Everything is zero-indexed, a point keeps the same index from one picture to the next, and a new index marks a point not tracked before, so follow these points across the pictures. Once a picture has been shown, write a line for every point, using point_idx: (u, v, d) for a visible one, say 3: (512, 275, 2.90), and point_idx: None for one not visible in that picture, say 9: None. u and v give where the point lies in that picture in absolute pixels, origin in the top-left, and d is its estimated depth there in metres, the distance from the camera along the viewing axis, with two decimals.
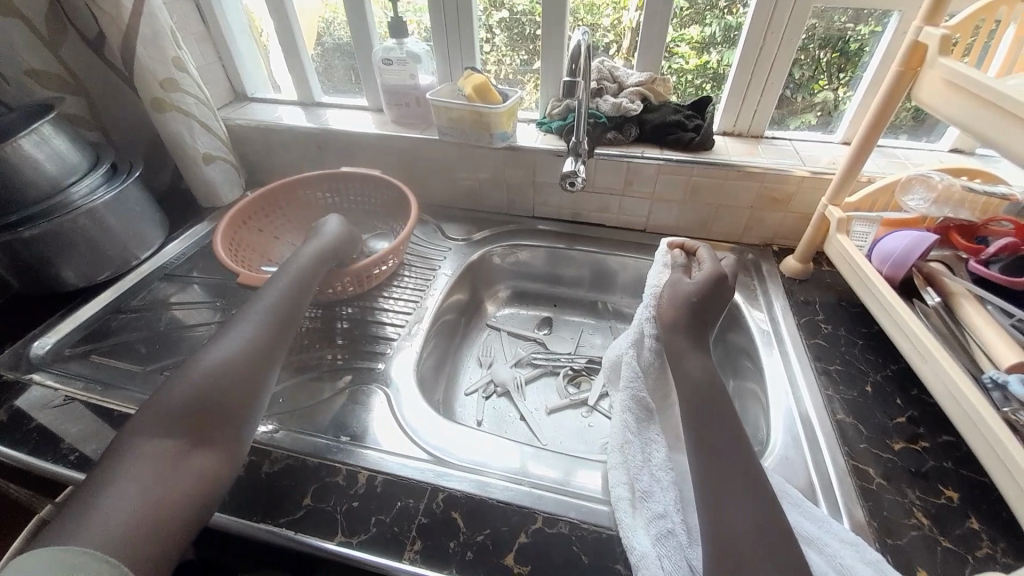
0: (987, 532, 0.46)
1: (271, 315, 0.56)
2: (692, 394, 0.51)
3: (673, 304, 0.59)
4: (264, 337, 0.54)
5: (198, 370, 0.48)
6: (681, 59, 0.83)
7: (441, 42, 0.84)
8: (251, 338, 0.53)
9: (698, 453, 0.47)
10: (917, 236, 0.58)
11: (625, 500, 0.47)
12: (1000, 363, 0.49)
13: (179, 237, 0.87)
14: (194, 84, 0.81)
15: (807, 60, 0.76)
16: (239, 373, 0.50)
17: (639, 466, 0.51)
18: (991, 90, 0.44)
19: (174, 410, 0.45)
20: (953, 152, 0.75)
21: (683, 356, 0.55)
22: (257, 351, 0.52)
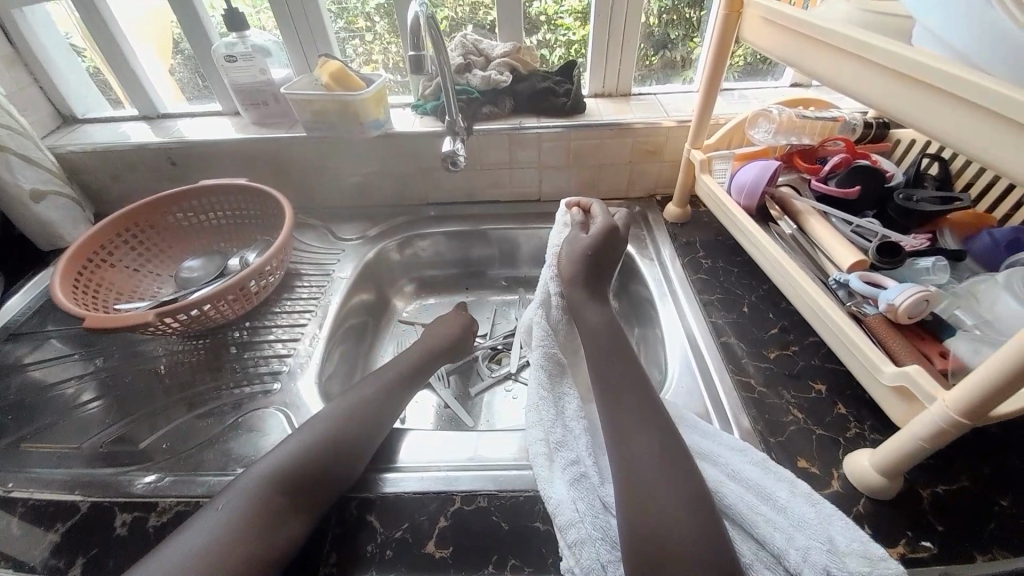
0: (853, 414, 0.52)
1: (392, 380, 0.57)
2: (592, 345, 0.54)
3: (575, 258, 0.61)
4: (387, 403, 0.54)
5: (338, 419, 0.49)
6: (568, 32, 0.82)
7: (293, 33, 0.78)
8: (374, 400, 0.53)
9: (602, 397, 0.49)
10: (765, 164, 0.63)
11: (541, 455, 0.48)
12: (841, 265, 0.55)
13: (20, 289, 0.75)
14: (0, 111, 0.70)
15: (681, 19, 0.80)
16: (367, 434, 0.49)
17: (551, 419, 0.51)
18: (802, 23, 0.48)
19: (297, 463, 0.44)
20: (793, 87, 0.83)
21: (583, 310, 0.57)
22: (384, 418, 0.52)
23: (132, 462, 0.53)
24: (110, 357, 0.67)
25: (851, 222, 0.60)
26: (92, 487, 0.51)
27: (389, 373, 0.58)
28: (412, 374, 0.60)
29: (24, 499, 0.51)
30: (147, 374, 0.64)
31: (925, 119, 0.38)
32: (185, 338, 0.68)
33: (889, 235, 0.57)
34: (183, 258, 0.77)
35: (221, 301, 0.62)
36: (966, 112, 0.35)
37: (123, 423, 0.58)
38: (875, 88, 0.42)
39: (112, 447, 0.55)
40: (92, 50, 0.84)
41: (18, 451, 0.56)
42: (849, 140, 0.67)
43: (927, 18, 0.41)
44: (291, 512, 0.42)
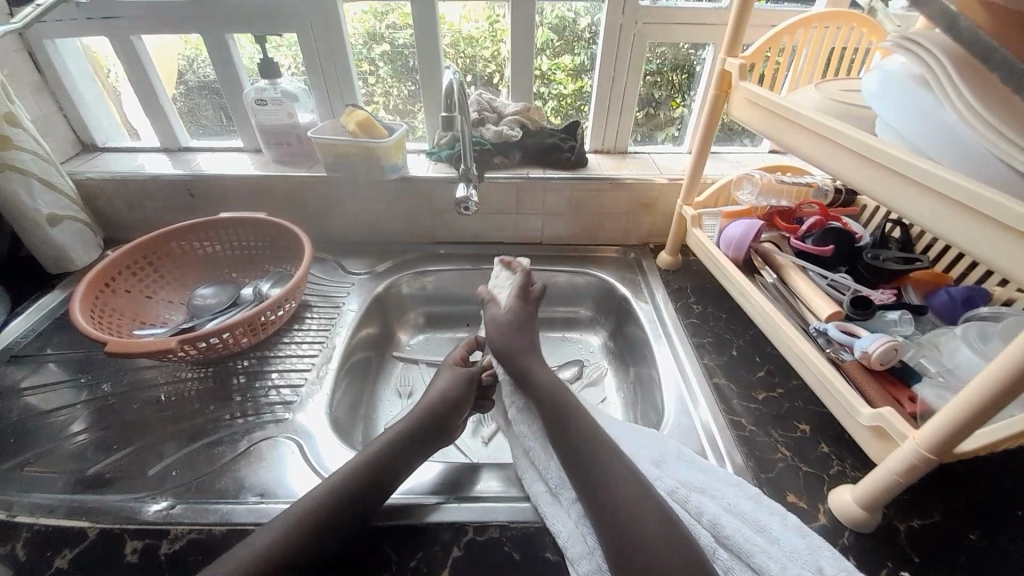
0: (835, 452, 0.57)
1: (417, 424, 0.57)
2: (543, 404, 0.56)
3: (499, 329, 0.65)
4: (408, 447, 0.54)
5: (350, 468, 0.49)
6: (559, 85, 0.89)
7: (320, 82, 0.85)
8: (390, 445, 0.53)
9: (566, 446, 0.51)
10: (751, 222, 0.71)
11: (545, 494, 0.50)
12: (819, 315, 0.61)
13: (24, 311, 0.75)
14: (31, 139, 0.72)
15: (664, 82, 0.88)
16: (380, 481, 0.49)
17: (545, 461, 0.53)
18: (770, 102, 0.58)
19: (279, 547, 0.42)
20: (771, 153, 0.93)
21: (527, 367, 0.60)
22: (403, 464, 0.52)
23: (142, 490, 0.53)
24: (115, 383, 0.67)
25: (826, 276, 0.66)
26: (100, 514, 0.50)
27: (413, 415, 0.58)
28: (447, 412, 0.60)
29: (29, 524, 0.50)
30: (153, 401, 0.64)
31: (870, 187, 0.47)
32: (192, 366, 0.69)
33: (860, 290, 0.64)
34: (192, 287, 0.79)
35: (238, 331, 0.63)
36: (910, 188, 0.43)
37: (130, 449, 0.58)
38: (841, 164, 0.50)
39: (118, 473, 0.55)
40: (110, 61, 0.86)
41: (17, 477, 0.55)
42: (822, 205, 0.75)
43: (885, 112, 0.50)
44: None
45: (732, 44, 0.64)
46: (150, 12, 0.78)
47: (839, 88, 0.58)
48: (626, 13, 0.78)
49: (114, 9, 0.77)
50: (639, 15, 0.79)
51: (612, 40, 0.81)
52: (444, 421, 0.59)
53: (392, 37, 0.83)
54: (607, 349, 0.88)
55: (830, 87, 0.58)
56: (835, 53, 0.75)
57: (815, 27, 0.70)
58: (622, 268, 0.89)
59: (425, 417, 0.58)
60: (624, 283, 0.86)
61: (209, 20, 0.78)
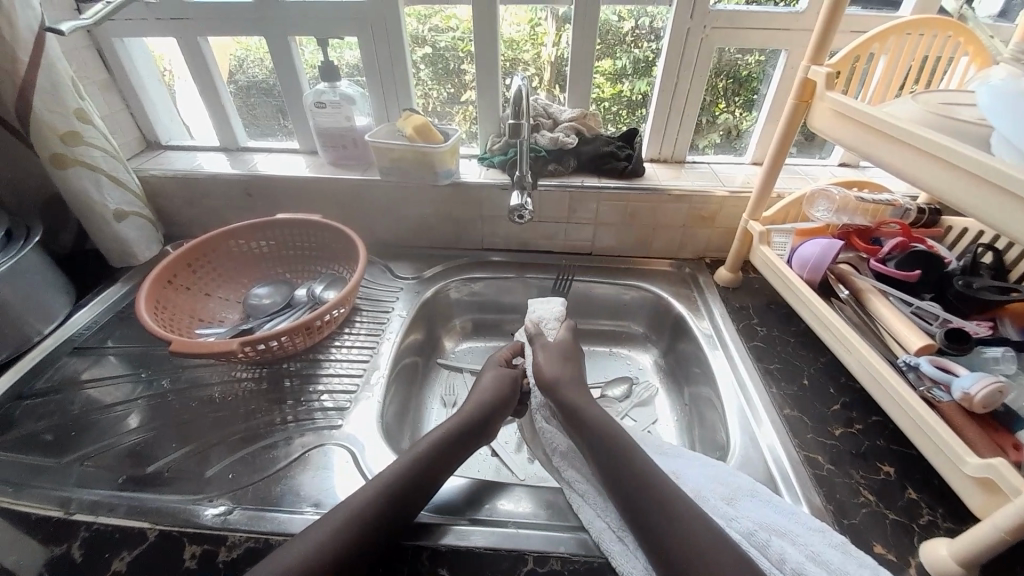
0: (924, 500, 0.52)
1: (450, 432, 0.56)
2: (591, 442, 0.56)
3: (552, 375, 0.66)
4: (444, 454, 0.53)
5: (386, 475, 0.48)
6: (596, 89, 0.87)
7: (376, 85, 0.85)
8: (424, 450, 0.52)
9: (614, 482, 0.51)
10: (827, 242, 0.66)
11: (608, 531, 0.49)
12: (908, 347, 0.57)
13: (88, 303, 0.77)
14: (101, 137, 0.74)
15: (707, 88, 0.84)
16: (414, 492, 0.49)
17: (600, 506, 0.51)
18: (858, 113, 0.54)
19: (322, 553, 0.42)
20: (841, 167, 0.87)
21: (575, 405, 0.61)
22: (436, 472, 0.52)
23: (200, 493, 0.53)
24: (173, 380, 0.68)
25: (910, 303, 0.61)
26: (159, 515, 0.51)
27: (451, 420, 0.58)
28: (488, 415, 0.61)
29: (88, 523, 0.50)
30: (209, 399, 0.65)
31: (978, 208, 0.43)
32: (246, 366, 0.70)
33: (950, 319, 0.59)
34: (249, 286, 0.79)
35: (294, 334, 0.63)
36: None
37: (187, 449, 0.58)
38: (956, 188, 0.45)
39: (176, 473, 0.56)
40: (168, 59, 0.89)
41: (79, 472, 0.56)
42: (904, 225, 0.70)
43: (1002, 124, 0.45)
44: None
45: (818, 51, 0.60)
46: (215, 13, 0.79)
47: (941, 101, 0.53)
48: (695, 17, 0.75)
49: (183, 11, 0.79)
50: (708, 19, 0.75)
51: (677, 45, 0.78)
52: (481, 422, 0.60)
53: (433, 39, 0.83)
54: (658, 367, 0.85)
55: (930, 99, 0.54)
56: (927, 62, 0.69)
57: (908, 34, 0.65)
58: (676, 284, 0.86)
59: (464, 424, 0.58)
60: (679, 299, 0.83)
61: (272, 21, 0.79)
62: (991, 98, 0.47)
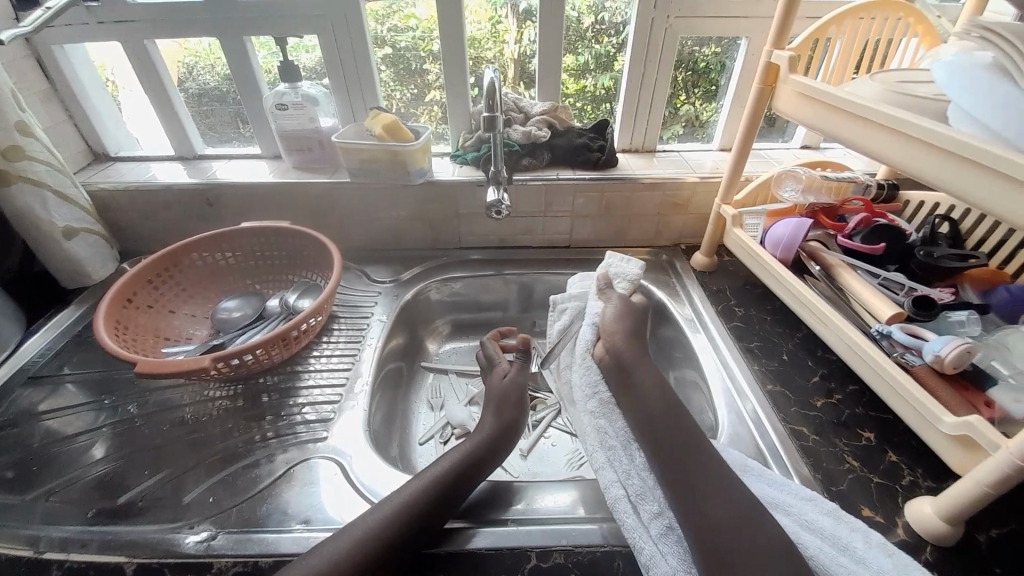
0: (904, 461, 0.54)
1: (473, 454, 0.54)
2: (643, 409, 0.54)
3: (617, 331, 0.64)
4: (468, 473, 0.51)
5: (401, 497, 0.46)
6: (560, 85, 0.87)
7: (340, 85, 0.82)
8: (448, 473, 0.50)
9: (658, 449, 0.50)
10: (797, 222, 0.68)
11: (624, 500, 0.49)
12: (880, 316, 0.59)
13: (40, 329, 0.72)
14: (44, 149, 0.69)
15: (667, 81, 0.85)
16: (437, 513, 0.47)
17: (626, 468, 0.51)
18: (821, 93, 0.56)
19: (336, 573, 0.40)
20: (803, 148, 0.90)
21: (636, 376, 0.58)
22: (461, 492, 0.50)
23: (180, 519, 0.50)
24: (141, 403, 0.64)
25: (877, 275, 0.64)
26: (137, 547, 0.48)
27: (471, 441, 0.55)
28: (508, 435, 0.59)
29: (60, 560, 0.47)
30: (182, 421, 0.61)
31: (940, 177, 0.45)
32: (220, 383, 0.66)
33: (915, 288, 0.62)
34: (217, 300, 0.76)
35: (269, 346, 0.60)
36: (984, 175, 0.40)
37: (163, 475, 0.55)
38: (920, 161, 0.46)
39: (152, 501, 0.52)
40: (116, 69, 0.84)
41: (45, 508, 0.52)
42: (866, 201, 0.73)
43: (961, 97, 0.47)
44: None
45: (779, 36, 0.61)
46: (162, 14, 0.75)
47: (897, 79, 0.55)
48: (658, 6, 0.76)
49: (128, 13, 0.74)
50: (672, 8, 0.76)
51: (644, 31, 0.78)
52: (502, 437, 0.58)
53: (393, 38, 0.81)
54: None
55: (888, 78, 0.56)
56: (879, 45, 0.72)
57: (862, 18, 0.67)
58: (655, 271, 0.87)
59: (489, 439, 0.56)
60: (659, 285, 0.84)
61: (226, 22, 0.75)
62: (946, 73, 0.49)
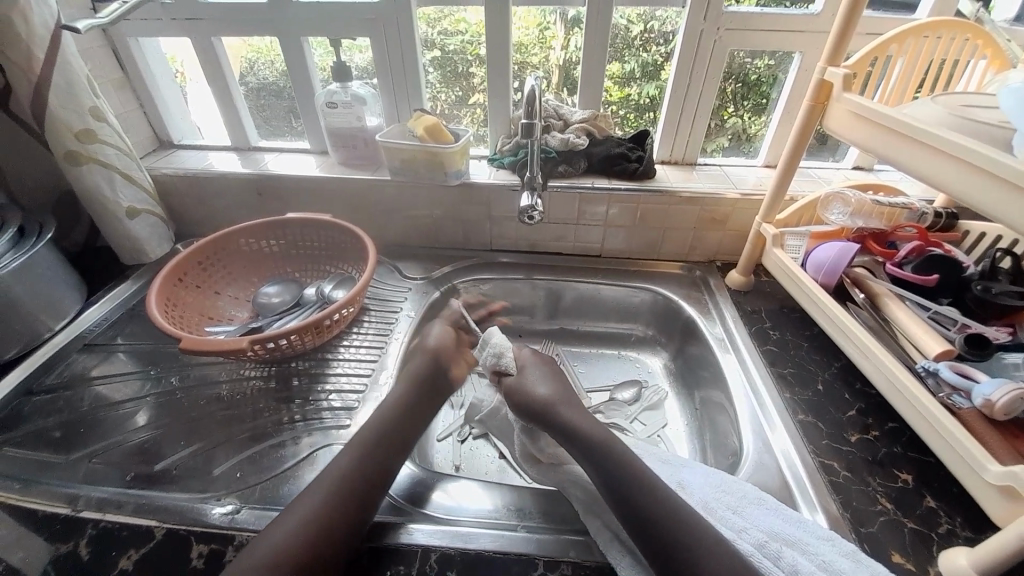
0: (943, 509, 0.51)
1: (396, 428, 0.56)
2: (588, 449, 0.55)
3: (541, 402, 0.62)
4: (405, 416, 0.58)
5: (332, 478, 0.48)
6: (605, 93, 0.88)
7: (387, 85, 0.85)
8: (378, 444, 0.53)
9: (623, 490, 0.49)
10: (843, 245, 0.65)
11: (614, 540, 0.48)
12: (928, 353, 0.56)
13: (99, 300, 0.78)
14: (114, 134, 0.75)
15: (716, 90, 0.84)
16: (369, 496, 0.48)
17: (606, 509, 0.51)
18: (874, 113, 0.53)
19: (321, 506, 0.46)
20: (856, 169, 0.86)
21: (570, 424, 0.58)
22: (396, 461, 0.53)
23: (208, 491, 0.53)
24: (182, 378, 0.68)
25: (928, 307, 0.60)
26: (167, 513, 0.50)
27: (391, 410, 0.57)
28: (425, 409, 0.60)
29: (96, 519, 0.50)
30: (217, 398, 0.65)
31: (1001, 212, 0.42)
32: (254, 364, 0.70)
33: (969, 325, 0.58)
34: (258, 284, 0.80)
35: (303, 333, 0.63)
36: None
37: (195, 447, 0.58)
38: (981, 192, 0.43)
39: (184, 471, 0.56)
40: (187, 64, 0.89)
41: (88, 468, 0.56)
42: (921, 228, 0.68)
43: None
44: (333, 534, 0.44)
45: (835, 52, 0.59)
46: (227, 14, 0.80)
47: (961, 103, 0.53)
48: (708, 18, 0.75)
49: (197, 11, 0.80)
50: (721, 20, 0.75)
51: (690, 46, 0.77)
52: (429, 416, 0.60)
53: (443, 42, 0.83)
54: (668, 371, 0.84)
55: (950, 100, 0.53)
56: (945, 65, 0.68)
57: (925, 37, 0.64)
58: (686, 286, 0.85)
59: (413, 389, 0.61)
60: (690, 302, 0.82)
61: (285, 22, 0.79)
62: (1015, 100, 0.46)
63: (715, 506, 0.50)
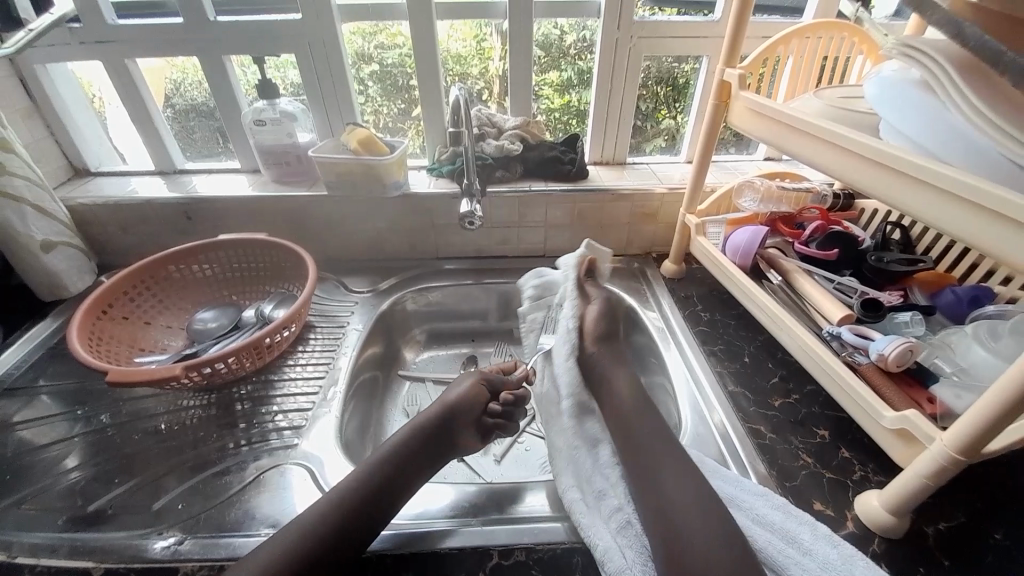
0: (856, 457, 0.56)
1: (396, 463, 0.53)
2: (610, 412, 0.61)
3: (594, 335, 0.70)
4: (416, 458, 0.55)
5: (335, 493, 0.48)
6: (546, 100, 0.91)
7: (319, 102, 0.85)
8: (371, 478, 0.50)
9: (629, 458, 0.54)
10: (756, 229, 0.71)
11: (580, 502, 0.51)
12: (831, 318, 0.62)
13: (13, 342, 0.72)
14: (23, 164, 0.71)
15: (648, 94, 0.90)
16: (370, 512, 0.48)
17: (590, 472, 0.55)
18: (769, 109, 0.59)
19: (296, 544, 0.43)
20: (767, 160, 0.94)
21: (610, 373, 0.65)
22: (393, 492, 0.50)
23: (150, 527, 0.51)
24: (115, 414, 0.64)
25: (832, 279, 0.67)
26: (105, 553, 0.48)
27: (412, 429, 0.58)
28: (455, 418, 0.62)
29: (30, 565, 0.47)
30: (155, 431, 0.62)
31: (879, 190, 0.48)
32: (194, 394, 0.67)
33: (867, 292, 0.64)
34: (193, 310, 0.77)
35: (242, 355, 0.62)
36: (920, 190, 0.43)
37: (131, 485, 0.55)
38: (860, 173, 0.49)
39: (121, 508, 0.53)
40: (99, 86, 0.86)
41: (17, 516, 0.52)
42: (822, 209, 0.76)
43: (891, 116, 0.51)
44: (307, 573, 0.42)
45: (731, 55, 0.65)
46: (143, 35, 0.77)
47: (839, 96, 0.60)
48: (622, 28, 0.80)
49: (110, 33, 0.77)
50: (635, 29, 0.80)
51: (608, 56, 0.82)
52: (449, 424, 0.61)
53: (380, 57, 0.84)
54: None
55: (831, 94, 0.60)
56: (828, 62, 0.76)
57: (807, 38, 0.71)
58: (626, 278, 0.89)
59: (425, 432, 0.58)
60: (630, 292, 0.86)
61: (208, 41, 0.78)
62: (878, 88, 0.53)
63: None
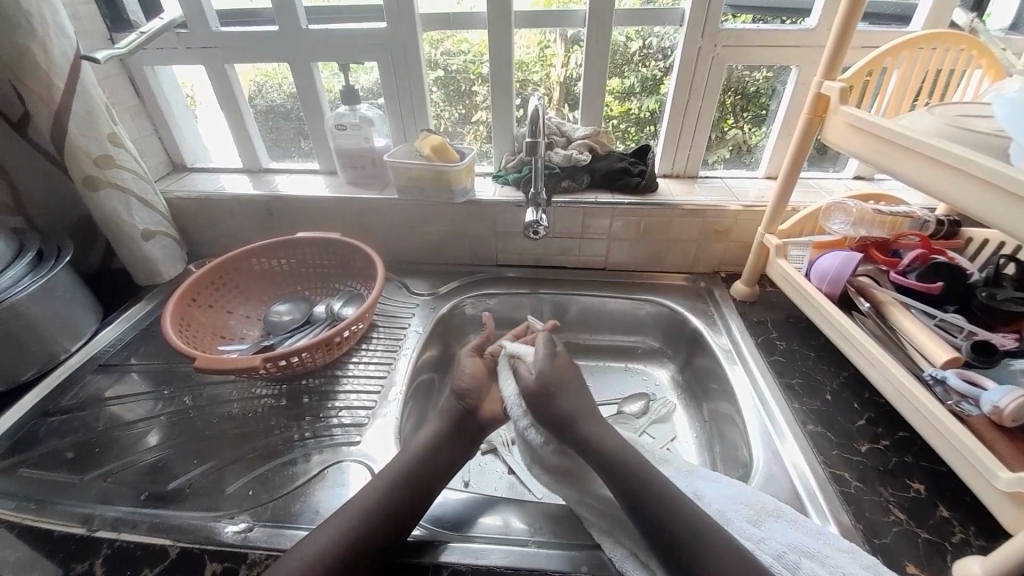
0: (956, 518, 0.50)
1: (428, 458, 0.55)
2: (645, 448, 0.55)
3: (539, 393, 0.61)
4: (443, 452, 0.57)
5: (376, 486, 0.51)
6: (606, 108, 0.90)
7: (394, 108, 0.87)
8: (409, 473, 0.53)
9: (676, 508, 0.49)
10: (846, 256, 0.65)
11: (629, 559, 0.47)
12: (934, 360, 0.56)
13: (113, 321, 0.79)
14: (131, 159, 0.77)
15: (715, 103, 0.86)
16: (406, 510, 0.50)
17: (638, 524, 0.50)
18: (875, 126, 0.54)
19: (342, 531, 0.46)
20: (856, 179, 0.87)
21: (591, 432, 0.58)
22: (427, 486, 0.53)
23: (219, 510, 0.54)
24: (195, 397, 0.69)
25: (933, 315, 0.60)
26: (181, 531, 0.51)
27: (444, 421, 0.60)
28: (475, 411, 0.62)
29: (111, 539, 0.51)
30: (230, 416, 0.66)
31: (1004, 221, 0.41)
32: (266, 383, 0.71)
33: (976, 332, 0.58)
34: (270, 302, 0.81)
35: (314, 350, 0.64)
36: None
37: (207, 467, 0.59)
38: (982, 201, 0.43)
39: (196, 489, 0.56)
40: (198, 87, 0.94)
41: (103, 488, 0.57)
42: (924, 236, 0.69)
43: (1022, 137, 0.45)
44: (353, 559, 0.45)
45: (830, 66, 0.60)
46: (240, 42, 0.83)
47: (958, 114, 0.54)
48: (705, 36, 0.77)
49: (211, 40, 0.83)
50: (719, 37, 0.77)
51: (687, 66, 0.79)
52: (471, 413, 0.62)
53: (446, 63, 0.87)
54: (675, 383, 0.85)
55: (946, 111, 0.55)
56: (940, 75, 0.69)
57: (920, 49, 0.65)
58: (691, 298, 0.85)
59: (451, 427, 0.60)
60: (695, 313, 0.82)
61: (298, 50, 0.82)
62: (1007, 108, 0.47)
63: (733, 518, 0.49)
